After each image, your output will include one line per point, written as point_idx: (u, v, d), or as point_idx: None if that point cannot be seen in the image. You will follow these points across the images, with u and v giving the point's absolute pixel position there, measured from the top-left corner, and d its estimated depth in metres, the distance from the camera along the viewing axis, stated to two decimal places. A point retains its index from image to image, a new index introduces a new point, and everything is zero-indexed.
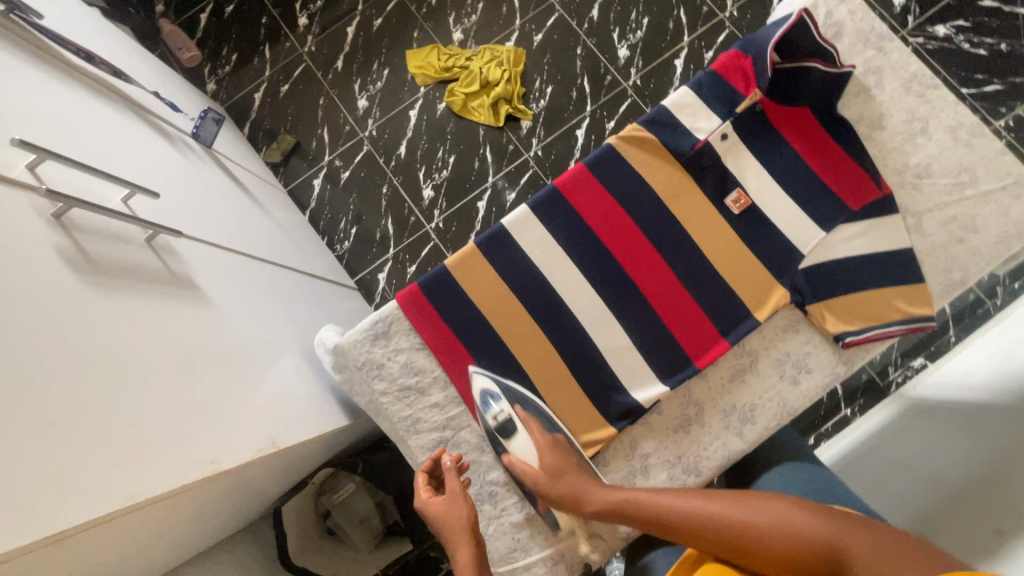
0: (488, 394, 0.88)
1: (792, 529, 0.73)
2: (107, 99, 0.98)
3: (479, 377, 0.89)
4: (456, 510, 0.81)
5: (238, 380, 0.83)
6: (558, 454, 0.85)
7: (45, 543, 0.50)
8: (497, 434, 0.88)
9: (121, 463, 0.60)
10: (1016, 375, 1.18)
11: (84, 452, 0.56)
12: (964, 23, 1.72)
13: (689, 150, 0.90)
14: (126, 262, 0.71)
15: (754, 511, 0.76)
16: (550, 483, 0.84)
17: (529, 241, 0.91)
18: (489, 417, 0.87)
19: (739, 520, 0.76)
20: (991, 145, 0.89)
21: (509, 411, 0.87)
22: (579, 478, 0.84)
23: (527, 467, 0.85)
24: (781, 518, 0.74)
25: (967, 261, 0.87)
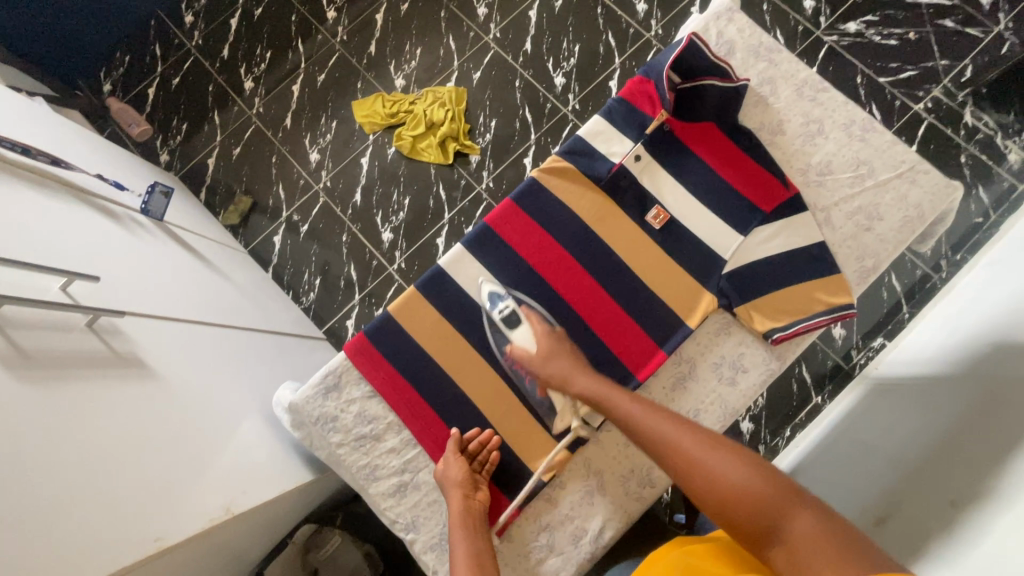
0: (495, 295, 0.93)
1: (746, 490, 0.68)
2: (47, 190, 1.01)
3: (486, 283, 0.93)
4: (449, 468, 0.87)
5: (190, 451, 0.84)
6: (557, 347, 0.90)
7: None
8: (502, 326, 0.92)
9: (61, 550, 0.60)
10: (964, 349, 1.22)
11: (20, 546, 0.57)
12: (872, 18, 1.83)
13: (606, 174, 0.95)
14: (64, 350, 0.73)
15: (716, 457, 0.72)
16: (541, 364, 0.89)
17: (466, 279, 0.94)
18: (495, 313, 0.92)
19: (695, 460, 0.73)
20: (883, 137, 0.95)
21: (513, 307, 0.92)
22: (568, 363, 0.89)
23: (525, 353, 0.90)
24: (741, 478, 0.69)
25: (877, 248, 0.92)
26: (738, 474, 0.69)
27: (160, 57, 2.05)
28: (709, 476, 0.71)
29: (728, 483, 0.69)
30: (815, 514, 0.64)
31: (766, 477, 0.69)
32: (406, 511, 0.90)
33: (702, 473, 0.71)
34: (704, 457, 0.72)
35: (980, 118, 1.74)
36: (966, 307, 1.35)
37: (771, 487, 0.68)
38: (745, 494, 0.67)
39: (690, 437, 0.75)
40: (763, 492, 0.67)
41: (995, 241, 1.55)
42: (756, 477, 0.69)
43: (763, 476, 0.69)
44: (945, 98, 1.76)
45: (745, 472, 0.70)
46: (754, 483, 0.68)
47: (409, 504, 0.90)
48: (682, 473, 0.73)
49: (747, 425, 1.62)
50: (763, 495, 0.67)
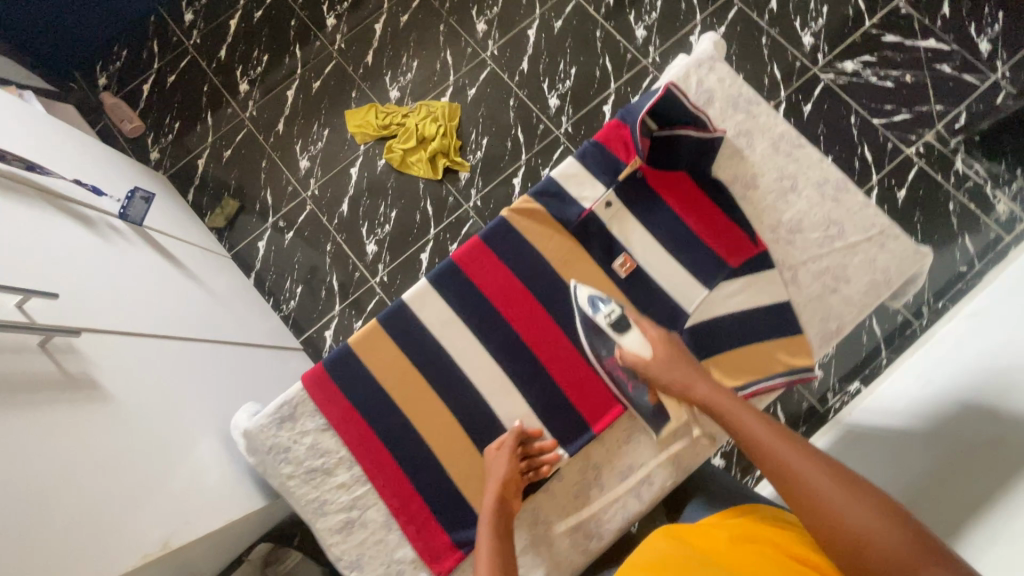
0: (596, 299, 0.92)
1: (880, 539, 0.65)
2: (19, 199, 1.00)
3: (584, 288, 0.93)
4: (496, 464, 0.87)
5: (133, 478, 0.82)
6: (676, 354, 0.88)
7: None
8: (609, 330, 0.91)
9: None
10: (937, 400, 1.23)
11: None
12: (869, 58, 1.83)
13: (576, 220, 0.95)
14: (13, 372, 0.72)
15: (847, 495, 0.70)
16: (659, 370, 0.88)
17: (429, 314, 0.94)
18: (596, 316, 0.91)
19: (827, 496, 0.71)
20: (855, 198, 0.93)
21: (619, 310, 0.91)
22: (689, 372, 0.87)
23: (637, 357, 0.89)
24: (875, 527, 0.66)
25: (841, 310, 0.91)
26: (871, 519, 0.67)
27: (157, 53, 2.05)
28: (836, 513, 0.69)
29: (859, 524, 0.67)
30: (955, 574, 0.61)
31: (902, 528, 0.66)
32: (352, 549, 0.88)
33: (835, 516, 0.69)
34: (835, 492, 0.71)
35: (971, 166, 1.73)
36: (940, 360, 1.35)
37: (904, 538, 0.65)
38: (878, 539, 0.66)
39: (820, 471, 0.73)
40: (895, 542, 0.65)
41: (977, 292, 1.54)
42: (890, 525, 0.66)
43: (895, 522, 0.67)
44: (937, 144, 1.76)
45: (879, 518, 0.67)
46: (885, 529, 0.66)
47: (355, 541, 0.88)
48: (810, 510, 0.71)
49: (718, 462, 1.60)
50: (899, 547, 0.64)
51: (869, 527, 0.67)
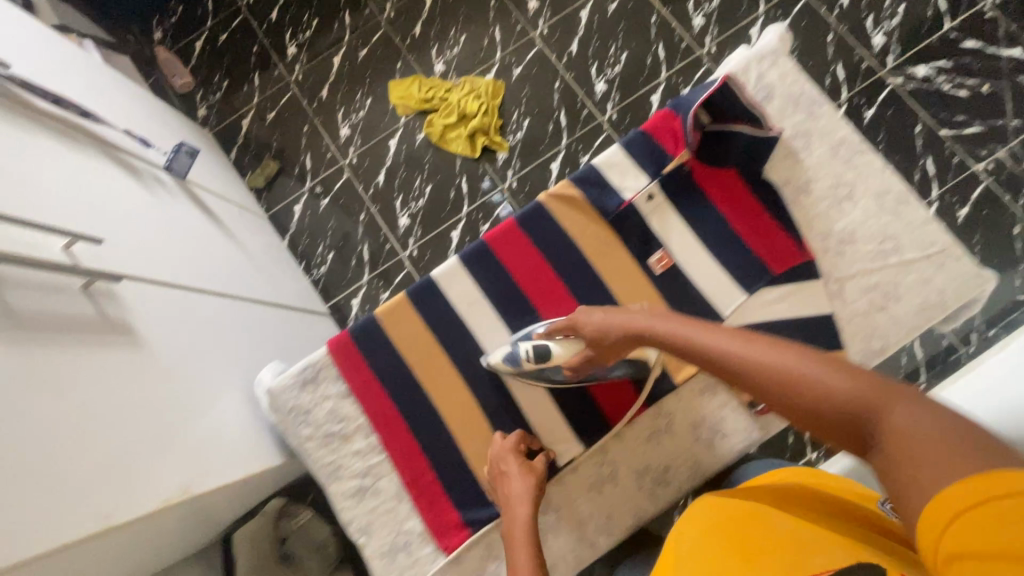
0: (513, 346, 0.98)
1: (838, 399, 0.60)
2: (69, 143, 1.03)
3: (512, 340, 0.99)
4: (520, 482, 0.92)
5: (157, 424, 0.84)
6: (575, 321, 0.92)
7: None
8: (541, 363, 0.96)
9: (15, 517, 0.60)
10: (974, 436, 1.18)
11: None
12: (944, 64, 1.71)
13: (617, 209, 0.99)
14: (57, 312, 0.75)
15: (799, 363, 0.64)
16: (587, 356, 0.92)
17: (456, 295, 1.03)
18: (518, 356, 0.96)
19: (777, 371, 0.66)
20: (916, 212, 0.97)
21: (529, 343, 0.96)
22: (603, 320, 0.89)
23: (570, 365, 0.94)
24: (828, 389, 0.61)
25: (887, 328, 0.94)
26: (834, 381, 0.61)
27: (211, 11, 2.07)
28: (796, 388, 0.63)
29: (826, 392, 0.61)
30: (926, 406, 0.55)
31: (852, 378, 0.60)
32: (361, 513, 0.99)
33: (782, 394, 0.65)
34: (790, 365, 0.65)
35: None
36: (982, 389, 1.29)
37: (867, 388, 0.59)
38: (845, 399, 0.59)
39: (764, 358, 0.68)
40: (850, 396, 0.59)
41: None
42: (854, 380, 0.60)
43: (855, 376, 0.61)
44: (1009, 161, 1.64)
45: (838, 376, 0.61)
46: (848, 387, 0.60)
47: (368, 505, 0.98)
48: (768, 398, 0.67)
49: None
50: (851, 400, 0.59)
51: (838, 392, 0.60)
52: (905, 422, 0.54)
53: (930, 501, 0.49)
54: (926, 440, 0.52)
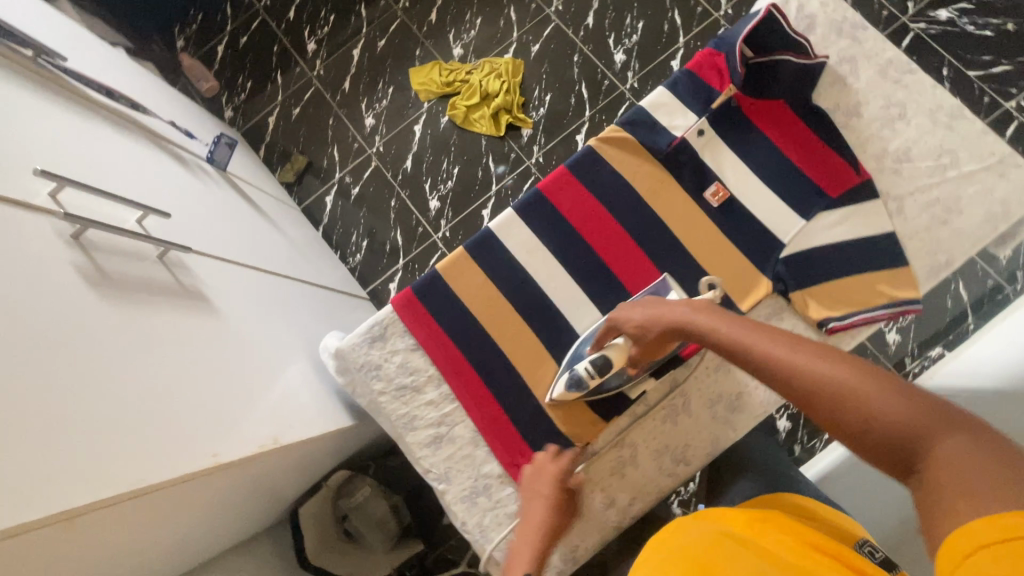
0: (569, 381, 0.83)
1: (887, 415, 0.49)
2: (126, 131, 1.06)
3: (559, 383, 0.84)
4: (535, 510, 0.77)
5: (239, 384, 0.87)
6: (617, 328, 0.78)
7: (64, 516, 0.55)
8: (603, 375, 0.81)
9: (128, 457, 0.64)
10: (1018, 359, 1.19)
11: (94, 446, 0.61)
12: (966, 6, 1.69)
13: (666, 147, 0.89)
14: (141, 277, 0.78)
15: (837, 370, 0.53)
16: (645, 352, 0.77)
17: (515, 243, 0.91)
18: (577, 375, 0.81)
19: (814, 374, 0.53)
20: (973, 126, 0.85)
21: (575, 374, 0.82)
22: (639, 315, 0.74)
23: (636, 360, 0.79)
24: (877, 404, 0.49)
25: (950, 243, 0.82)
26: (880, 396, 0.50)
27: (230, 16, 2.12)
28: (835, 397, 0.51)
29: (869, 408, 0.49)
30: (982, 441, 0.45)
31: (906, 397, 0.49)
32: (441, 463, 0.87)
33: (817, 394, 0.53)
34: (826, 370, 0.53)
35: None
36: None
37: (918, 410, 0.48)
38: (892, 420, 0.48)
39: (804, 355, 0.54)
40: (900, 415, 0.48)
41: None
42: (906, 400, 0.49)
43: (905, 393, 0.50)
44: None
45: (884, 391, 0.50)
46: (896, 406, 0.49)
47: (444, 456, 0.87)
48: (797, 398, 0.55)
49: (783, 425, 1.57)
50: (902, 420, 0.48)
51: (882, 411, 0.49)
52: (959, 455, 0.45)
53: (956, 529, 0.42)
54: (980, 477, 0.43)
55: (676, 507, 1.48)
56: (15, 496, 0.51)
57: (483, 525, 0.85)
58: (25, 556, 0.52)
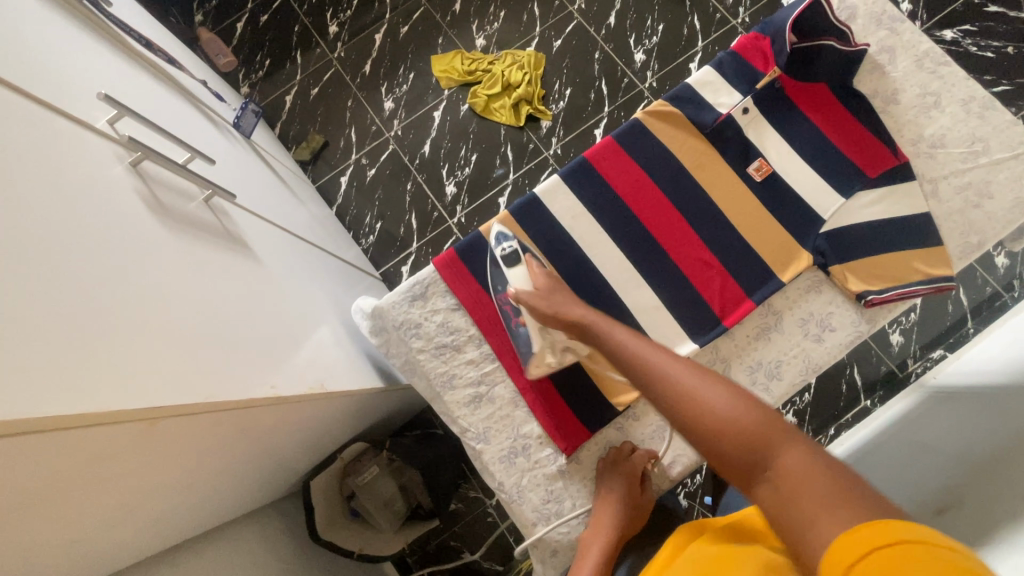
0: (502, 235, 0.91)
1: (741, 424, 0.58)
2: (166, 82, 1.05)
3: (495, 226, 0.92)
4: (602, 509, 0.80)
5: (282, 332, 0.87)
6: (557, 285, 0.85)
7: (148, 417, 0.55)
8: (503, 264, 0.88)
9: (200, 378, 0.64)
10: (1016, 357, 1.24)
11: (166, 362, 0.60)
12: (970, 28, 1.78)
13: (712, 123, 0.92)
14: (193, 215, 0.78)
15: (706, 387, 0.63)
16: (541, 298, 0.83)
17: (561, 209, 0.93)
18: (497, 251, 0.89)
19: (694, 391, 0.63)
20: (1002, 117, 0.89)
21: (515, 246, 0.89)
22: (569, 299, 0.83)
23: (519, 291, 0.85)
24: (738, 414, 0.59)
25: (983, 225, 0.87)
26: (734, 408, 0.60)
27: None
28: (701, 409, 0.61)
29: (718, 417, 0.59)
30: (817, 455, 0.54)
31: (759, 412, 0.59)
32: (479, 422, 0.88)
33: (696, 402, 0.62)
34: (696, 387, 0.63)
35: None
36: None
37: (760, 422, 0.58)
38: (738, 429, 0.58)
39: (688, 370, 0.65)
40: (750, 421, 0.58)
41: None
42: (753, 413, 0.58)
43: (755, 408, 0.60)
44: None
45: (733, 405, 0.61)
46: (743, 416, 0.59)
47: (483, 415, 0.88)
48: (676, 406, 0.64)
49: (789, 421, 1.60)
50: (755, 430, 0.57)
51: (732, 421, 0.59)
52: (794, 466, 0.53)
53: (835, 541, 0.46)
54: (820, 486, 0.50)
55: (681, 498, 1.40)
56: (92, 392, 0.50)
57: (520, 485, 0.87)
58: (92, 453, 0.51)
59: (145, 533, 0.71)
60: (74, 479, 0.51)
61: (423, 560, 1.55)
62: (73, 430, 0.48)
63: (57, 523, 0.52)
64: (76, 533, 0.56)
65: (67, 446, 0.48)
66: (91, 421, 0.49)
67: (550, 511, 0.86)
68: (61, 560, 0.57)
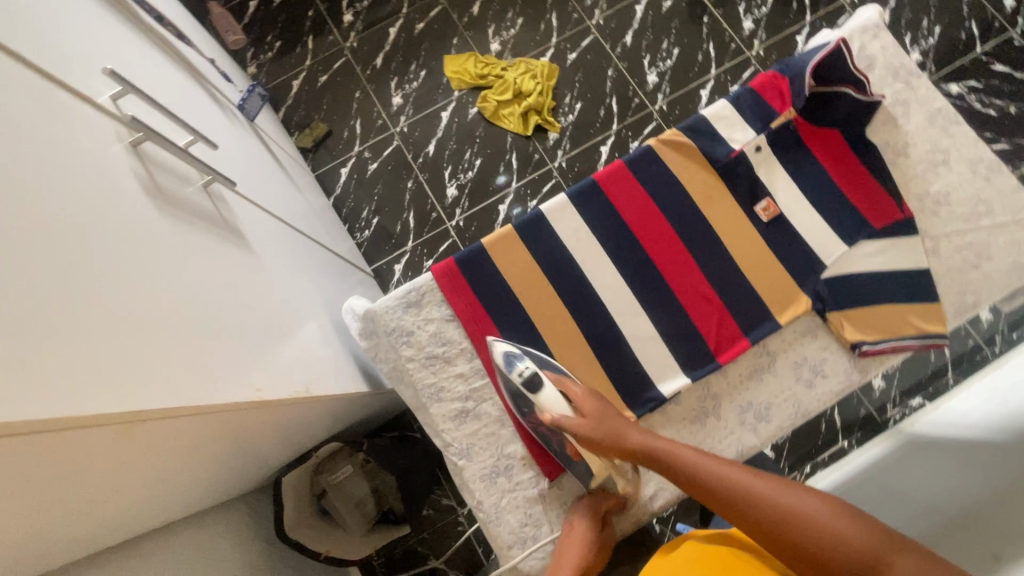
0: (511, 357, 0.84)
1: (847, 537, 0.67)
2: (172, 57, 1.02)
3: (500, 345, 0.86)
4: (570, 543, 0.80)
5: (270, 330, 0.84)
6: (602, 406, 0.82)
7: (129, 419, 0.52)
8: (525, 390, 0.82)
9: (187, 375, 0.61)
10: (994, 413, 1.26)
11: (154, 356, 0.58)
12: (975, 84, 1.82)
13: (724, 159, 0.93)
14: (191, 202, 0.75)
15: (804, 500, 0.71)
16: (592, 427, 0.80)
17: (566, 229, 0.92)
18: (510, 376, 0.83)
19: (795, 511, 0.70)
20: (1007, 181, 0.90)
21: (534, 368, 0.83)
22: (618, 420, 0.82)
23: (566, 419, 0.80)
24: (841, 528, 0.68)
25: (979, 286, 0.87)
26: (835, 523, 0.68)
27: None
28: (810, 529, 0.68)
29: (830, 534, 0.67)
30: (918, 556, 0.64)
31: (855, 523, 0.68)
32: (463, 437, 0.87)
33: (803, 523, 0.69)
34: (794, 503, 0.71)
35: None
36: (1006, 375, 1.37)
37: (879, 540, 0.66)
38: (852, 545, 0.66)
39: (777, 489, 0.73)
40: (854, 533, 0.67)
41: None
42: (852, 524, 0.68)
43: (847, 515, 0.70)
44: None
45: (837, 519, 0.69)
46: (858, 534, 0.67)
47: (468, 431, 0.87)
48: (779, 532, 0.70)
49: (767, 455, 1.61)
50: (861, 544, 0.66)
51: (841, 534, 0.67)
52: (911, 575, 0.63)
53: None
54: None
55: (655, 525, 1.40)
56: (75, 386, 0.48)
57: (499, 506, 0.85)
58: (62, 455, 0.48)
59: (107, 529, 0.67)
60: (44, 479, 0.48)
61: (388, 565, 1.52)
62: (51, 431, 0.45)
63: (19, 521, 0.49)
64: (38, 530, 0.53)
65: (42, 446, 0.45)
66: (68, 424, 0.46)
67: (527, 535, 0.85)
68: (18, 555, 0.54)
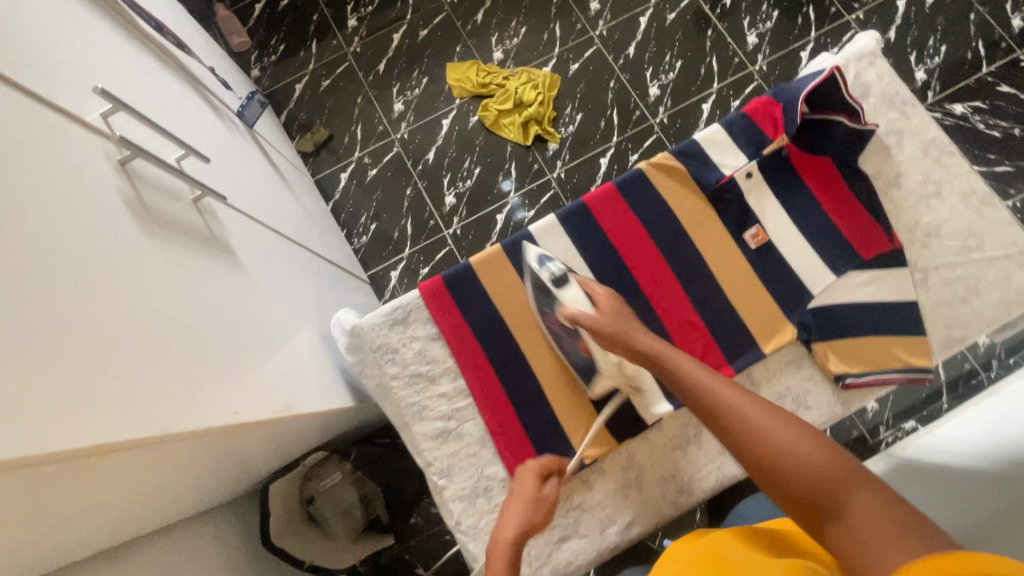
0: (543, 258, 0.92)
1: (808, 458, 0.59)
2: (172, 67, 1.02)
3: (532, 247, 0.93)
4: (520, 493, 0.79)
5: (254, 347, 0.83)
6: (616, 307, 0.85)
7: (96, 451, 0.51)
8: (551, 287, 0.90)
9: (162, 399, 0.60)
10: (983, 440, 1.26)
11: (130, 380, 0.57)
12: (979, 105, 1.80)
13: (715, 184, 0.93)
14: (177, 218, 0.75)
15: (774, 421, 0.63)
16: (604, 321, 0.83)
17: (553, 250, 0.94)
18: (541, 274, 0.90)
19: (759, 428, 0.64)
20: (999, 215, 0.90)
21: (564, 269, 0.90)
22: (630, 323, 0.83)
23: (579, 312, 0.86)
24: (804, 448, 0.60)
25: (969, 321, 0.87)
26: (801, 445, 0.60)
27: None
28: (768, 445, 0.62)
29: (788, 454, 0.60)
30: (883, 494, 0.54)
31: (826, 451, 0.59)
32: (444, 457, 0.89)
33: (763, 438, 0.63)
34: (763, 421, 0.64)
35: None
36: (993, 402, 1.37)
37: (846, 467, 0.57)
38: (808, 466, 0.58)
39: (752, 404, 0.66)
40: (820, 458, 0.58)
41: None
42: (819, 452, 0.59)
43: (824, 444, 0.60)
44: None
45: (806, 441, 0.61)
46: (824, 460, 0.59)
47: (449, 450, 0.89)
48: (748, 442, 0.64)
49: None
50: (825, 470, 0.58)
51: (798, 455, 0.60)
52: (862, 505, 0.53)
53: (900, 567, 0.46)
54: (890, 530, 0.50)
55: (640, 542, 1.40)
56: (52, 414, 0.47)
57: (478, 527, 0.86)
58: (24, 489, 0.47)
59: (76, 544, 0.67)
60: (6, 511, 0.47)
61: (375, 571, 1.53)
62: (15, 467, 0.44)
63: None
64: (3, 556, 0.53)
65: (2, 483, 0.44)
66: (40, 459, 0.46)
67: None
68: None
